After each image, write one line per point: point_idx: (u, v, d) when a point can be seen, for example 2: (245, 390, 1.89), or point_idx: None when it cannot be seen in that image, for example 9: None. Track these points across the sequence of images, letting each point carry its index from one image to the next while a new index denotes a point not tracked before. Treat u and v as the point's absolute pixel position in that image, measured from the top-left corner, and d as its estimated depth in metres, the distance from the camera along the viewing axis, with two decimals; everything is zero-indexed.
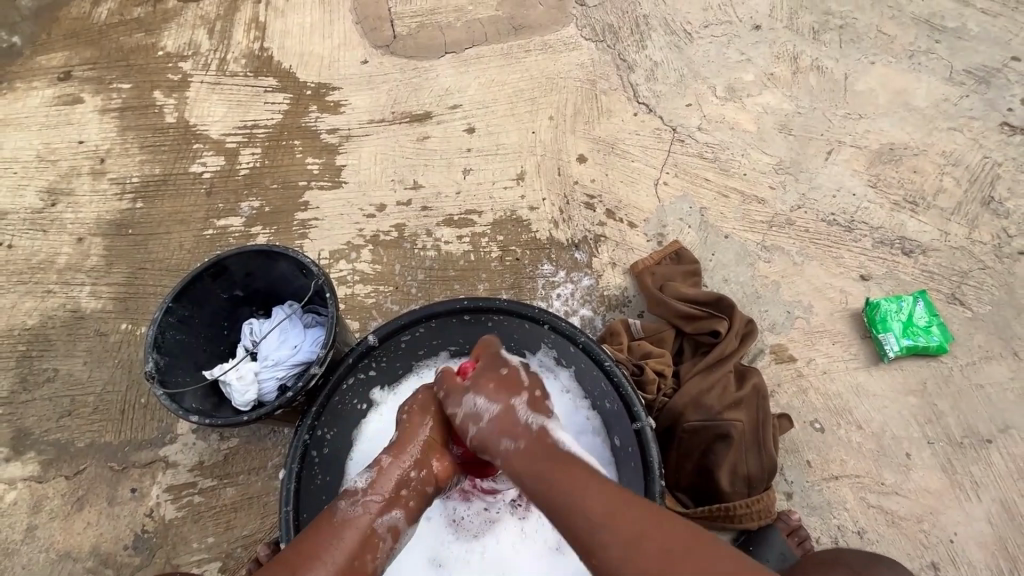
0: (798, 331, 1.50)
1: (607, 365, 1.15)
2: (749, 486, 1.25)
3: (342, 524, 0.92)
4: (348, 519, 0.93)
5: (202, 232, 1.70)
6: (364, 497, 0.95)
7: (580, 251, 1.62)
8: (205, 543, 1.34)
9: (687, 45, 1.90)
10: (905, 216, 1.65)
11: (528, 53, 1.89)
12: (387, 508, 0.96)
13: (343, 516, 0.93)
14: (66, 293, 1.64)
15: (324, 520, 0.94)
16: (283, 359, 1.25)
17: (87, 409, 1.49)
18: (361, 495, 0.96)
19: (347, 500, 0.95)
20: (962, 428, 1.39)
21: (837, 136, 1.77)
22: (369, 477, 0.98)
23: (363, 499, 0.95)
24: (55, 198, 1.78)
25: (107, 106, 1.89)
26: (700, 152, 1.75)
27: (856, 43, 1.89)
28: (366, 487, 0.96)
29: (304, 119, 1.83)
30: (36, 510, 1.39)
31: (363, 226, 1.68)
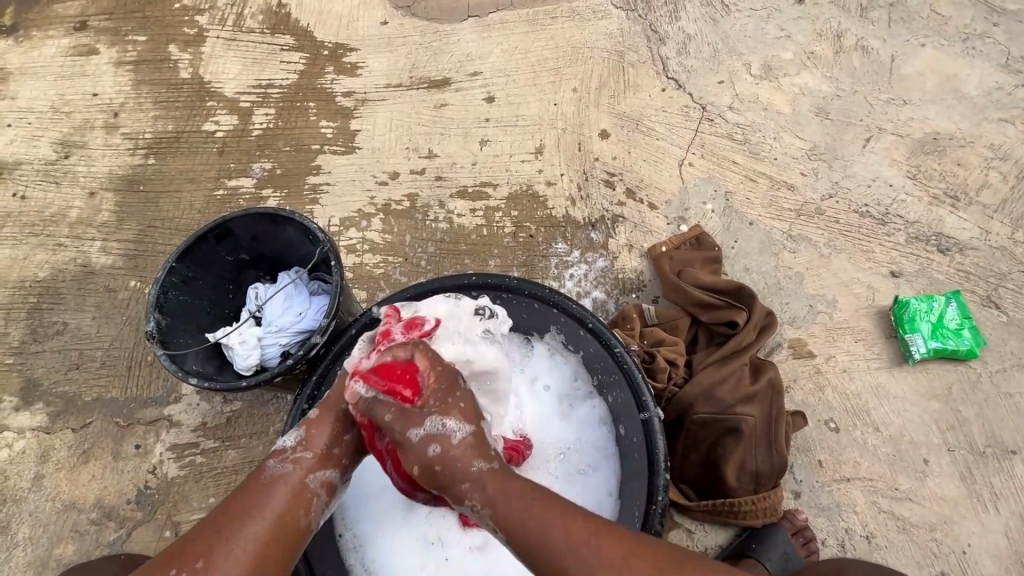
0: (819, 326, 1.44)
1: (618, 351, 1.11)
2: (756, 483, 1.21)
3: (271, 484, 0.84)
4: (274, 478, 0.84)
5: (212, 192, 1.68)
6: (293, 454, 0.86)
7: (596, 231, 1.56)
8: (205, 503, 1.35)
9: (723, 18, 1.79)
10: (944, 211, 1.56)
11: (554, 19, 1.79)
12: (318, 464, 0.86)
13: (271, 476, 0.84)
14: (76, 247, 1.64)
15: (250, 482, 0.85)
16: (286, 326, 1.23)
17: (95, 363, 1.50)
18: (290, 452, 0.87)
19: (275, 458, 0.86)
20: (985, 437, 1.33)
21: (877, 123, 1.67)
22: (300, 434, 0.88)
23: (292, 456, 0.86)
24: (68, 150, 1.76)
25: (122, 59, 1.85)
26: (730, 134, 1.67)
27: (906, 23, 1.76)
28: (296, 444, 0.87)
29: (320, 80, 1.77)
30: (44, 460, 1.42)
31: (375, 194, 1.64)
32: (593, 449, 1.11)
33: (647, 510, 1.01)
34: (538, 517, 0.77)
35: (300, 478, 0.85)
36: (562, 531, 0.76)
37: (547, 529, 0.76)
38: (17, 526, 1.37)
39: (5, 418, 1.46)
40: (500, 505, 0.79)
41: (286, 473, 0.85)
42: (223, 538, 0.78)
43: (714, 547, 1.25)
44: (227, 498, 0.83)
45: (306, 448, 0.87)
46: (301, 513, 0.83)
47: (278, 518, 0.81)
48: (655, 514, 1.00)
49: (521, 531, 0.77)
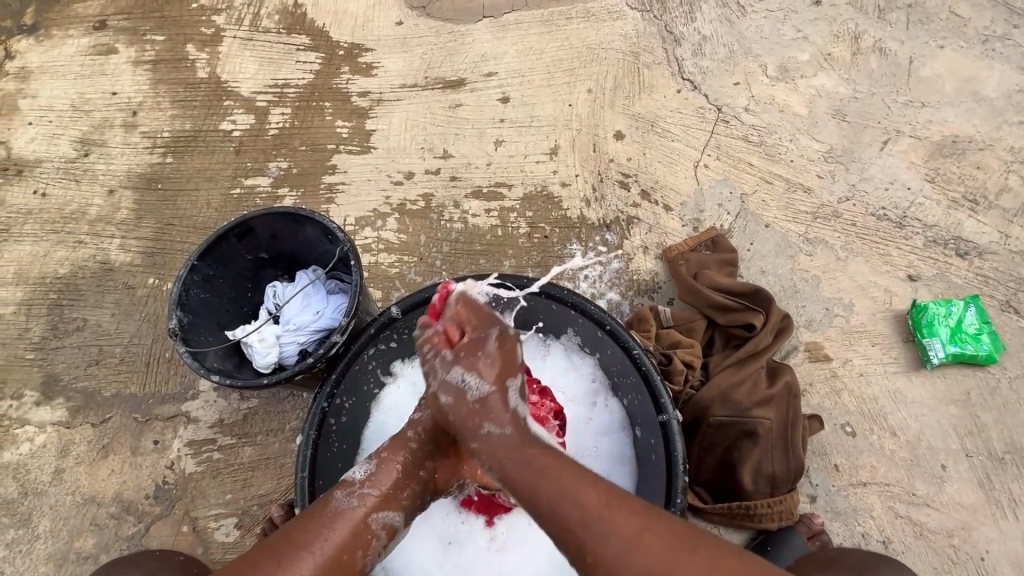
0: (835, 330, 1.43)
1: (636, 353, 1.11)
2: (773, 486, 1.20)
3: (334, 516, 0.86)
4: (339, 510, 0.87)
5: (229, 191, 1.69)
6: (360, 489, 0.89)
7: (611, 232, 1.56)
8: (223, 499, 1.36)
9: (739, 19, 1.78)
10: (963, 215, 1.55)
11: (569, 20, 1.80)
12: (385, 503, 0.89)
13: (336, 509, 0.87)
14: (96, 244, 1.66)
15: (316, 512, 0.87)
16: (305, 325, 1.24)
17: (114, 359, 1.52)
18: (358, 487, 0.90)
19: (342, 490, 0.89)
20: (1004, 443, 1.32)
21: (895, 125, 1.66)
22: (368, 470, 0.92)
23: (359, 490, 0.89)
24: (88, 148, 1.78)
25: (141, 58, 1.87)
26: (746, 135, 1.66)
27: (925, 24, 1.75)
28: (364, 479, 0.91)
29: (335, 80, 1.78)
30: (64, 454, 1.43)
31: (390, 193, 1.65)
32: (608, 455, 1.11)
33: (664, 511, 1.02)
34: (555, 483, 0.80)
35: (366, 515, 0.87)
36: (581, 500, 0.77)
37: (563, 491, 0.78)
38: (38, 519, 1.39)
39: (26, 412, 1.48)
40: (515, 470, 0.84)
41: (351, 508, 0.87)
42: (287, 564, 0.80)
43: None
44: (291, 524, 0.85)
45: (373, 486, 0.90)
46: (358, 554, 0.85)
47: (338, 551, 0.83)
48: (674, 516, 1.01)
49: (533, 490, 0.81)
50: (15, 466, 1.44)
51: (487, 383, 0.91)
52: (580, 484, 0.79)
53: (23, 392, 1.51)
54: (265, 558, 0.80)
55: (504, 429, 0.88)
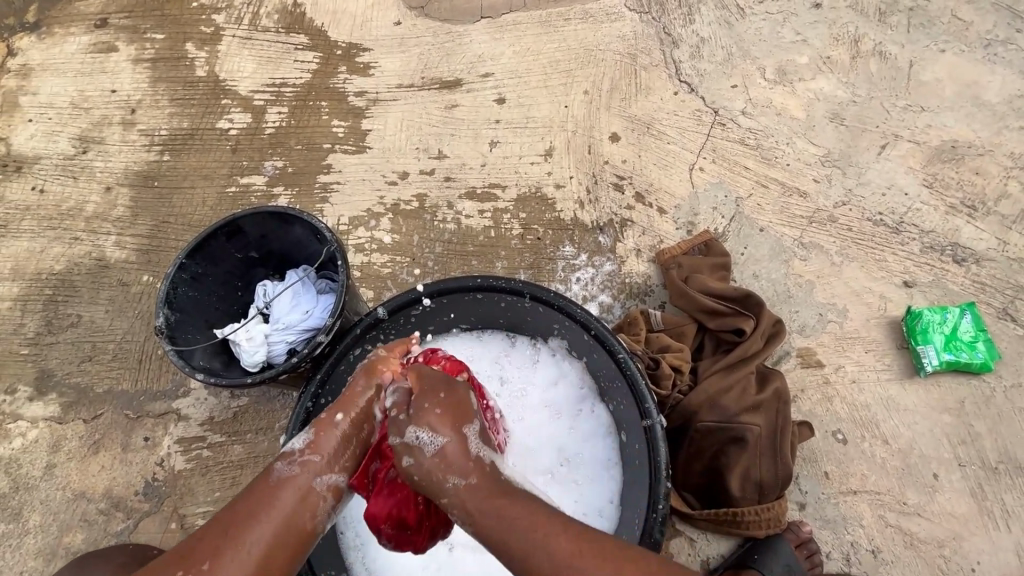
0: (829, 336, 1.42)
1: (622, 357, 1.09)
2: (760, 493, 1.19)
3: (278, 487, 0.84)
4: (282, 479, 0.85)
5: (225, 189, 1.70)
6: (301, 457, 0.87)
7: (604, 234, 1.56)
8: (211, 497, 1.37)
9: (738, 21, 1.77)
10: (961, 221, 1.53)
11: (567, 21, 1.79)
12: (327, 467, 0.87)
13: (279, 479, 0.85)
14: (91, 241, 1.67)
15: (258, 483, 0.85)
16: (293, 324, 1.24)
17: (107, 356, 1.52)
18: (297, 455, 0.87)
19: (283, 461, 0.86)
20: (998, 453, 1.30)
21: (894, 130, 1.64)
22: (307, 437, 0.89)
23: (299, 457, 0.87)
24: (86, 146, 1.79)
25: (140, 56, 1.88)
26: (742, 138, 1.65)
27: (926, 28, 1.73)
28: (304, 446, 0.88)
29: (332, 80, 1.78)
30: (55, 450, 1.44)
31: (384, 194, 1.65)
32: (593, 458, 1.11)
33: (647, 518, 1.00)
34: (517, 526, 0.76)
35: (308, 481, 0.85)
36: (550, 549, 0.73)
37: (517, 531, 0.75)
38: (29, 513, 1.39)
39: (19, 408, 1.49)
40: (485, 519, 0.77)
41: (293, 475, 0.85)
42: (236, 534, 0.78)
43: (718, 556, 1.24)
44: (236, 500, 0.83)
45: (315, 452, 0.87)
46: (307, 516, 0.84)
47: (287, 517, 0.82)
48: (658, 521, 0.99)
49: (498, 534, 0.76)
50: (7, 460, 1.44)
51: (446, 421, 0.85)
52: (549, 533, 0.74)
53: (16, 387, 1.52)
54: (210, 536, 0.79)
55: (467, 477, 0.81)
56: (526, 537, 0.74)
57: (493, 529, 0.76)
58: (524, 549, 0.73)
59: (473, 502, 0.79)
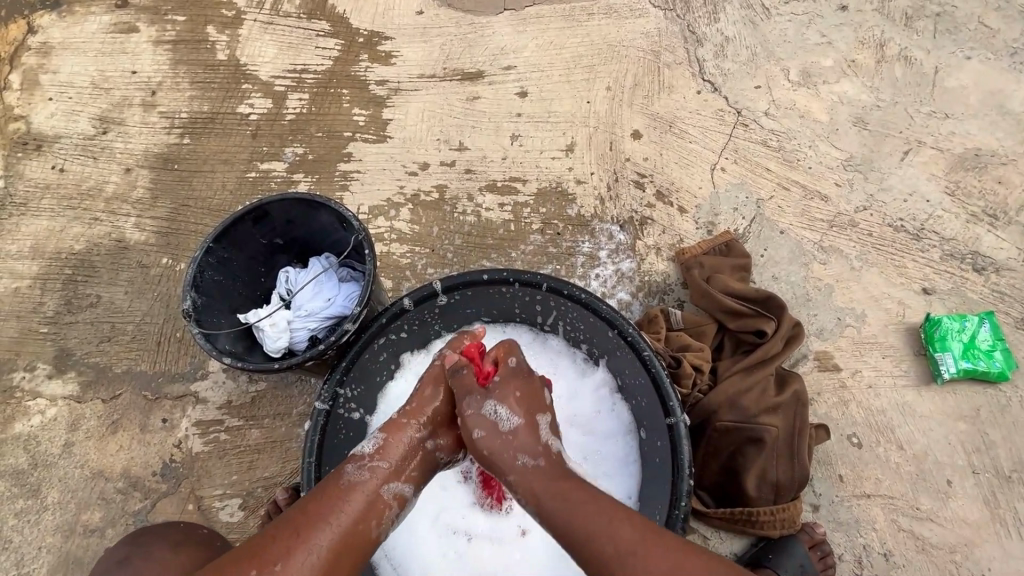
0: (846, 340, 1.42)
1: (647, 355, 1.10)
2: (776, 494, 1.20)
3: (348, 490, 0.89)
4: (352, 483, 0.90)
5: (245, 174, 1.70)
6: (370, 462, 0.92)
7: (624, 231, 1.56)
8: (228, 480, 1.38)
9: (763, 21, 1.76)
10: (982, 229, 1.53)
11: (591, 16, 1.78)
12: (394, 476, 0.93)
13: (349, 482, 0.90)
14: (111, 222, 1.67)
15: (328, 486, 0.90)
16: (316, 311, 1.25)
17: (126, 337, 1.53)
18: (368, 459, 0.93)
19: (353, 464, 0.92)
20: (1012, 462, 1.31)
21: (917, 136, 1.64)
22: (377, 443, 0.95)
23: (369, 463, 0.93)
24: (107, 126, 1.79)
25: (161, 38, 1.87)
26: (765, 139, 1.64)
27: (952, 34, 1.72)
28: (374, 452, 0.93)
29: (354, 68, 1.78)
30: (74, 428, 1.45)
31: (405, 184, 1.65)
32: (613, 457, 1.12)
33: (668, 514, 1.02)
34: (587, 505, 0.83)
35: (376, 487, 0.91)
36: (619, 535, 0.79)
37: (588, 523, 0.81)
38: (46, 491, 1.41)
39: (38, 385, 1.51)
40: (550, 502, 0.86)
41: (363, 480, 0.90)
42: (301, 539, 0.82)
43: (730, 554, 1.25)
44: (304, 501, 0.88)
45: (383, 458, 0.93)
46: (371, 524, 0.88)
47: (354, 522, 0.87)
48: (678, 520, 1.01)
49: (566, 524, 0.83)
50: (26, 437, 1.46)
51: (518, 414, 0.96)
52: (609, 517, 0.81)
53: (36, 364, 1.53)
54: (271, 545, 0.82)
55: (536, 459, 0.93)
56: (594, 517, 0.81)
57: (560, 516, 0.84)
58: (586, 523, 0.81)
59: (538, 492, 0.89)
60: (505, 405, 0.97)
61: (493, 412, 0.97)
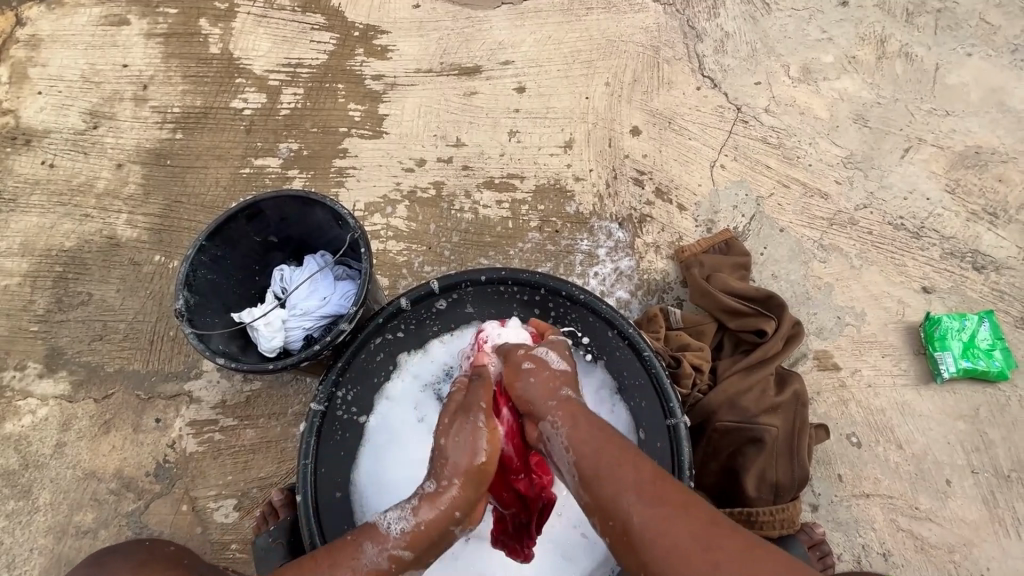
0: (846, 339, 1.42)
1: (647, 356, 1.08)
2: (776, 494, 1.19)
3: (360, 569, 0.82)
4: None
5: (238, 170, 1.67)
6: (391, 548, 0.84)
7: (623, 229, 1.54)
8: (223, 480, 1.36)
9: (763, 16, 1.74)
10: (982, 228, 1.52)
11: (589, 11, 1.76)
12: (411, 562, 0.86)
13: (364, 564, 0.82)
14: (102, 219, 1.64)
15: (339, 559, 0.82)
16: (311, 310, 1.23)
17: (118, 336, 1.51)
18: (390, 543, 0.84)
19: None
20: (1011, 461, 1.31)
21: (917, 133, 1.63)
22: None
23: (390, 549, 0.84)
24: (97, 121, 1.76)
25: (153, 30, 1.84)
26: (765, 137, 1.63)
27: (953, 31, 1.71)
28: (398, 538, 0.84)
29: (350, 62, 1.75)
30: (65, 428, 1.43)
31: (401, 180, 1.63)
32: None
33: None
34: (610, 455, 0.83)
35: (392, 573, 0.84)
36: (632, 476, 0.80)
37: (614, 465, 0.81)
38: (38, 492, 1.39)
39: (29, 384, 1.48)
40: (577, 435, 0.86)
41: (378, 566, 0.83)
42: None
43: None
44: (309, 572, 0.81)
45: (408, 547, 0.85)
46: (363, 549, 0.83)
47: None
48: None
49: (592, 460, 0.83)
50: (17, 437, 1.44)
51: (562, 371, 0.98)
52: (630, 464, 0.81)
53: (26, 363, 1.51)
54: None
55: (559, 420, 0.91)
56: (613, 458, 0.82)
57: (588, 458, 0.83)
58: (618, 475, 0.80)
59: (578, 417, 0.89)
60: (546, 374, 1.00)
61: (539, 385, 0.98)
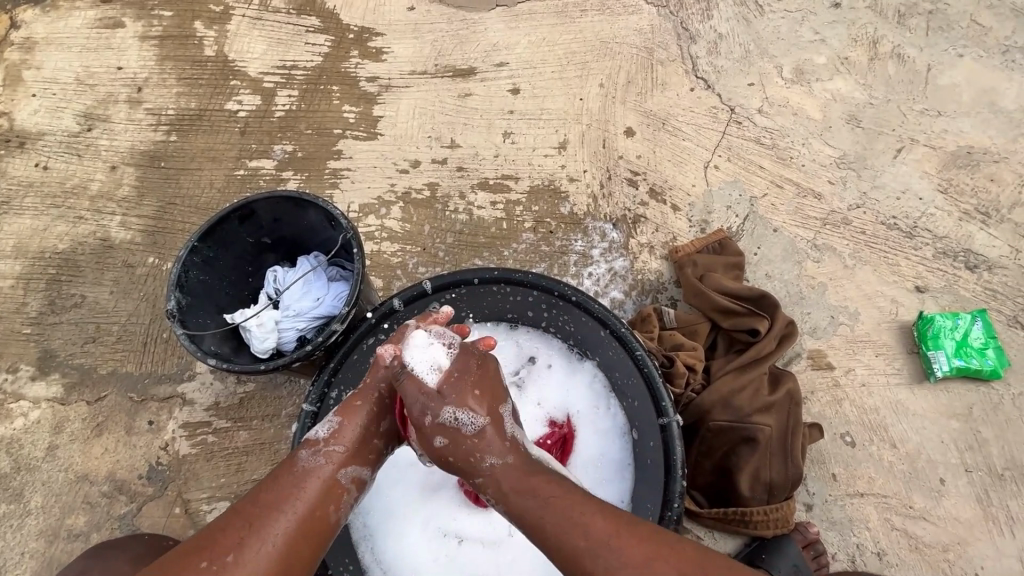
0: (840, 338, 1.42)
1: (639, 355, 1.10)
2: (769, 494, 1.20)
3: (302, 476, 0.87)
4: (307, 469, 0.87)
5: (233, 171, 1.67)
6: (325, 447, 0.89)
7: (617, 229, 1.55)
8: (216, 482, 1.36)
9: (756, 18, 1.75)
10: (974, 227, 1.53)
11: (584, 12, 1.77)
12: (350, 460, 0.90)
13: (303, 468, 0.87)
14: (96, 221, 1.64)
15: (281, 473, 0.87)
16: (304, 311, 1.23)
17: (111, 338, 1.51)
18: (322, 445, 0.90)
19: (307, 450, 0.89)
20: (1004, 460, 1.31)
21: (910, 133, 1.63)
22: (332, 427, 0.91)
23: (324, 449, 0.89)
24: (91, 123, 1.76)
25: (147, 33, 1.84)
26: (758, 137, 1.64)
27: (945, 32, 1.72)
28: (328, 436, 0.90)
29: (345, 64, 1.75)
30: (58, 431, 1.43)
31: (395, 182, 1.63)
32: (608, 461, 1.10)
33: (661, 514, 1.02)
34: (561, 515, 0.80)
35: (333, 473, 0.88)
36: (588, 531, 0.77)
37: (565, 528, 0.78)
38: (30, 495, 1.38)
39: (21, 387, 1.48)
40: (518, 499, 0.83)
41: (319, 466, 0.88)
42: (254, 529, 0.80)
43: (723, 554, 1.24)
44: (254, 491, 0.85)
45: (338, 442, 0.90)
46: (330, 509, 0.87)
47: (312, 509, 0.85)
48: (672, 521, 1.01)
49: (542, 524, 0.80)
50: (9, 440, 1.43)
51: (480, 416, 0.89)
52: (583, 516, 0.79)
53: (19, 366, 1.50)
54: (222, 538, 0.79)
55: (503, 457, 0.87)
56: (560, 520, 0.79)
57: (536, 518, 0.81)
58: (570, 534, 0.78)
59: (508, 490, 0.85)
60: (467, 408, 0.88)
61: (453, 418, 0.88)
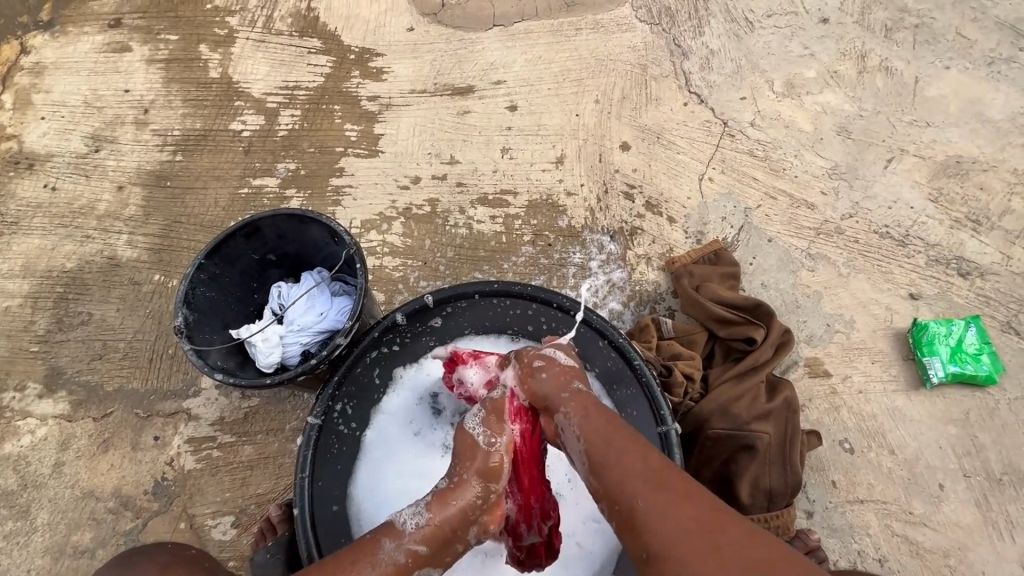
0: (835, 346, 1.44)
1: (637, 364, 1.13)
2: (769, 501, 1.21)
3: (381, 564, 0.83)
4: (386, 561, 0.83)
5: (237, 190, 1.71)
6: (408, 544, 0.85)
7: (614, 241, 1.57)
8: (221, 497, 1.37)
9: (746, 34, 1.80)
10: (965, 235, 1.55)
11: (579, 31, 1.82)
12: (428, 559, 0.86)
13: (384, 558, 0.83)
14: (103, 239, 1.67)
15: (362, 552, 0.84)
16: (308, 325, 1.25)
17: (117, 354, 1.53)
18: (406, 539, 0.85)
19: (392, 541, 0.85)
20: (1002, 464, 1.32)
21: (900, 144, 1.67)
22: (421, 523, 0.87)
23: (408, 544, 0.85)
24: (99, 144, 1.80)
25: (154, 56, 1.89)
26: (751, 150, 1.67)
27: (931, 45, 1.76)
28: (414, 534, 0.86)
29: (346, 84, 1.80)
30: (64, 448, 1.44)
31: (396, 198, 1.66)
32: None
33: None
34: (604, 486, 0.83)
35: (409, 570, 0.85)
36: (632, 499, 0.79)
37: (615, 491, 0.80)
38: (36, 511, 1.39)
39: (28, 404, 1.49)
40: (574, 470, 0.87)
41: (399, 562, 0.84)
42: None
43: None
44: (334, 564, 0.82)
45: (423, 542, 0.86)
46: None
47: None
48: None
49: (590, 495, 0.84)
50: (16, 458, 1.44)
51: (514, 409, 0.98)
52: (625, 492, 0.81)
53: (26, 384, 1.52)
54: None
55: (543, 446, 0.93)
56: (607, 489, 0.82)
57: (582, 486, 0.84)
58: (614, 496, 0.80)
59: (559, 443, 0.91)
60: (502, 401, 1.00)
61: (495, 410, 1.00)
